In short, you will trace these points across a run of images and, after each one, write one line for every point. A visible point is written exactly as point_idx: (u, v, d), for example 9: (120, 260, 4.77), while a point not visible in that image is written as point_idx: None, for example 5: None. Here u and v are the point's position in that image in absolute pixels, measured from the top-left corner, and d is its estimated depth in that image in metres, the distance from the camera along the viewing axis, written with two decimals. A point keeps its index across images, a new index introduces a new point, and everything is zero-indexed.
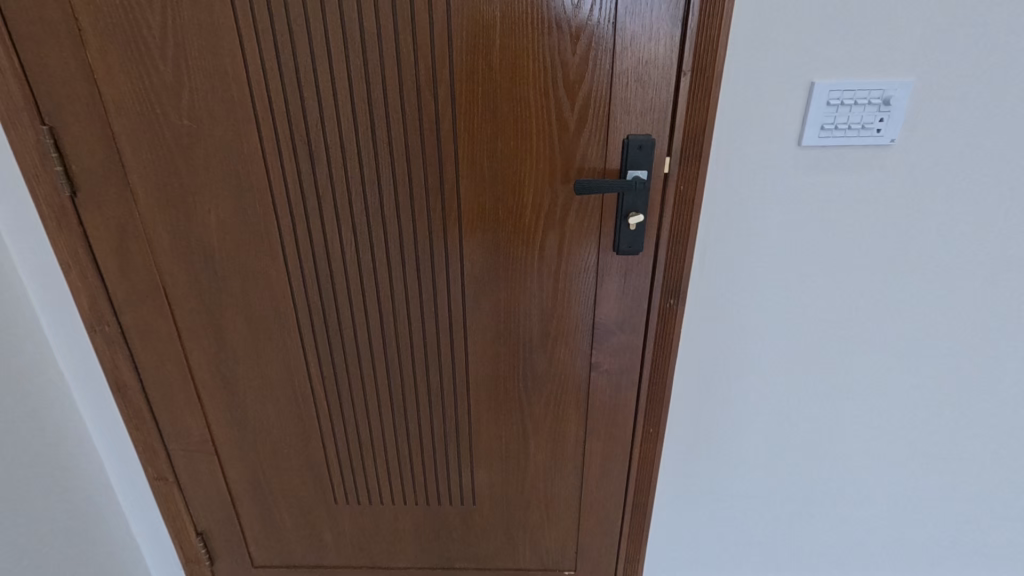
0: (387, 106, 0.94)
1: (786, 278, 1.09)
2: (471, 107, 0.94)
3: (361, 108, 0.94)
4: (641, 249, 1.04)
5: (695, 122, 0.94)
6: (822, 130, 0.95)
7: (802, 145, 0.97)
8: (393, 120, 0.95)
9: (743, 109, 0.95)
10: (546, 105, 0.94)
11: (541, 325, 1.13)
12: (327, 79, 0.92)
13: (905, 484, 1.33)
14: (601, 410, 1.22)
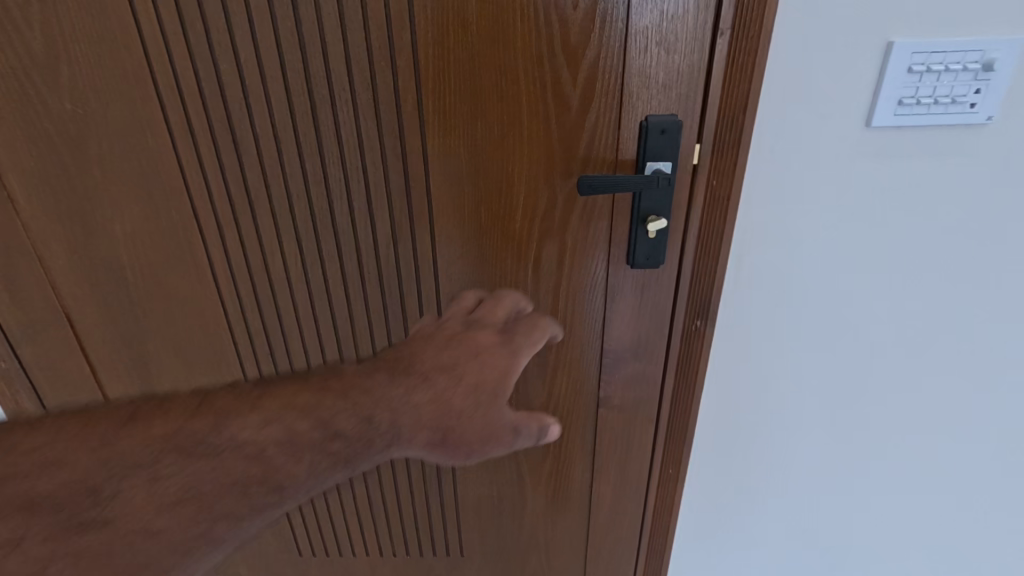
0: (329, 81, 0.71)
1: (835, 291, 0.89)
2: (440, 80, 0.72)
3: (296, 85, 0.71)
4: (663, 260, 0.83)
5: (733, 97, 0.72)
6: (899, 106, 0.74)
7: (871, 125, 0.75)
8: (339, 100, 0.72)
9: (797, 79, 0.73)
10: (538, 78, 0.72)
11: (539, 354, 0.92)
12: (249, 47, 0.69)
13: (952, 516, 1.16)
14: (612, 450, 1.01)
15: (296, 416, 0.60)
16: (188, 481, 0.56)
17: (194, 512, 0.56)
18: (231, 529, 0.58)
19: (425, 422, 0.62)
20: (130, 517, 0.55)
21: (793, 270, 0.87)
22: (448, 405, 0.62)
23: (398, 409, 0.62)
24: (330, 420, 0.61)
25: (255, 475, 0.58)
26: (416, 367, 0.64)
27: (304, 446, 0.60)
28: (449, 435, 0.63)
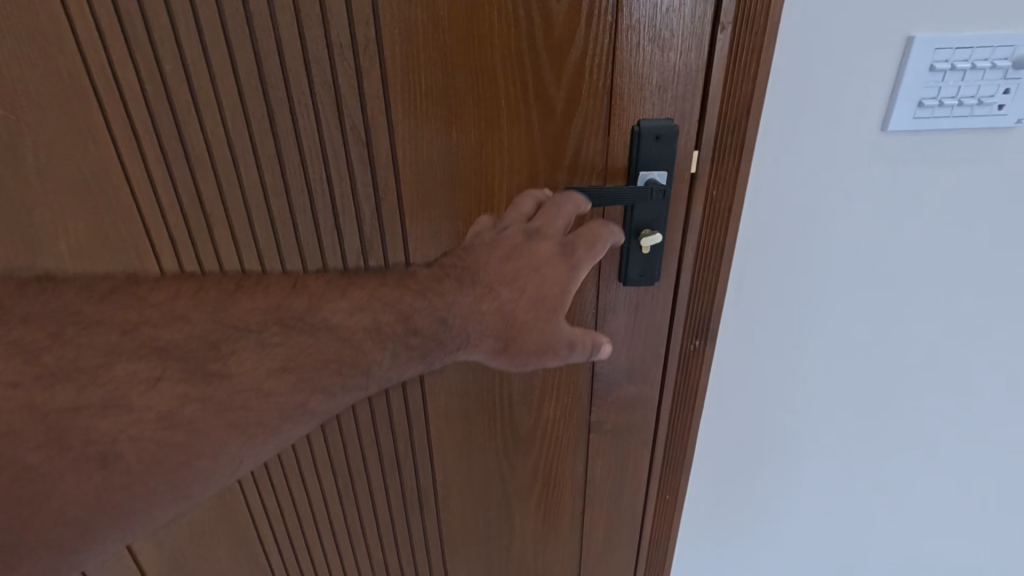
0: (286, 82, 0.64)
1: (843, 308, 0.83)
2: (409, 81, 0.64)
3: (250, 87, 0.64)
4: (659, 277, 0.76)
5: (735, 100, 0.65)
6: (920, 107, 0.67)
7: (887, 129, 0.69)
8: (298, 103, 0.65)
9: (806, 78, 0.66)
10: (519, 80, 0.65)
11: (525, 375, 0.85)
12: (196, 44, 0.62)
13: (960, 539, 1.11)
14: (606, 476, 0.95)
15: (378, 309, 0.59)
16: (288, 356, 0.57)
17: (293, 381, 0.58)
18: (325, 402, 0.59)
19: (487, 329, 0.60)
20: (239, 373, 0.57)
21: (799, 285, 0.81)
22: (511, 317, 0.60)
23: (463, 319, 0.60)
24: (401, 320, 0.59)
25: (333, 360, 0.58)
26: (478, 276, 0.60)
27: (372, 344, 0.58)
28: (509, 344, 0.61)
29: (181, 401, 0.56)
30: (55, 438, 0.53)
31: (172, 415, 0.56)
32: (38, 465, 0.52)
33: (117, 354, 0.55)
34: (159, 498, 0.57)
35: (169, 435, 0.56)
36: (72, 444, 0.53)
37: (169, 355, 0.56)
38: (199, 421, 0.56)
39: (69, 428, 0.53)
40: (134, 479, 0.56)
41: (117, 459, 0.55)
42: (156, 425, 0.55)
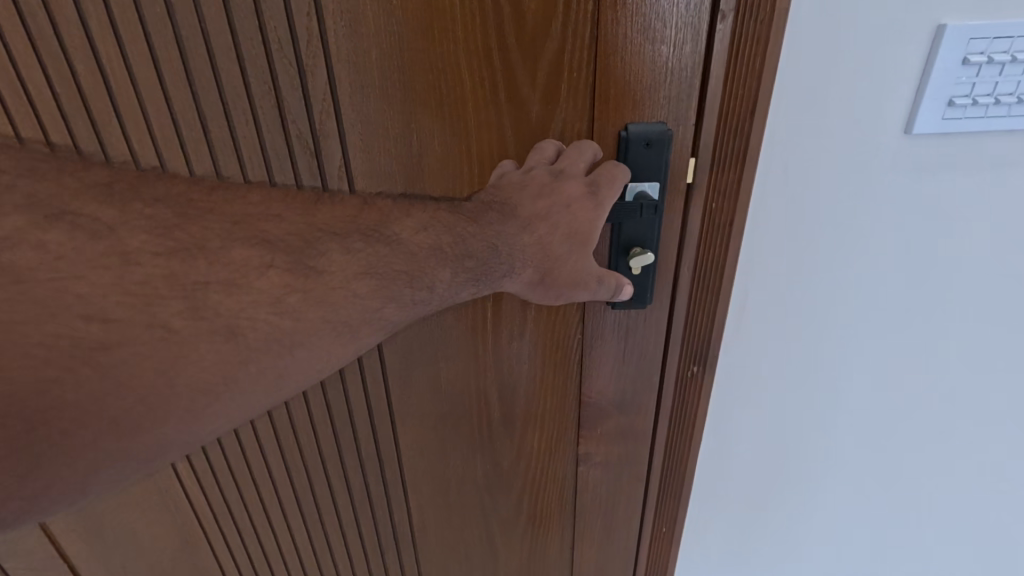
0: (218, 84, 0.54)
1: (855, 331, 0.75)
2: (362, 80, 0.55)
3: (177, 89, 0.54)
4: (651, 299, 0.67)
5: (738, 100, 0.56)
6: (950, 107, 0.58)
7: (911, 132, 0.60)
8: (234, 108, 0.55)
9: (820, 74, 0.57)
10: (487, 81, 0.56)
11: (504, 404, 0.76)
12: (110, 39, 0.51)
13: (973, 568, 1.04)
14: (596, 509, 0.87)
15: (439, 231, 0.51)
16: (371, 261, 0.49)
17: (376, 288, 0.49)
18: (402, 313, 0.51)
19: (531, 261, 0.54)
20: (330, 272, 0.47)
21: (806, 307, 0.72)
22: (547, 250, 0.55)
23: (511, 247, 0.53)
24: (458, 243, 0.52)
25: (406, 273, 0.50)
26: (517, 210, 0.54)
27: (434, 262, 0.51)
28: (547, 277, 0.56)
29: (286, 291, 0.46)
30: (187, 311, 0.44)
31: (279, 305, 0.46)
32: (177, 331, 0.44)
33: (229, 235, 0.45)
34: (270, 382, 0.48)
35: (277, 324, 0.46)
36: (202, 319, 0.44)
37: (271, 245, 0.46)
38: (303, 315, 0.47)
39: (197, 302, 0.44)
40: (253, 358, 0.46)
41: (237, 340, 0.46)
42: (268, 313, 0.46)
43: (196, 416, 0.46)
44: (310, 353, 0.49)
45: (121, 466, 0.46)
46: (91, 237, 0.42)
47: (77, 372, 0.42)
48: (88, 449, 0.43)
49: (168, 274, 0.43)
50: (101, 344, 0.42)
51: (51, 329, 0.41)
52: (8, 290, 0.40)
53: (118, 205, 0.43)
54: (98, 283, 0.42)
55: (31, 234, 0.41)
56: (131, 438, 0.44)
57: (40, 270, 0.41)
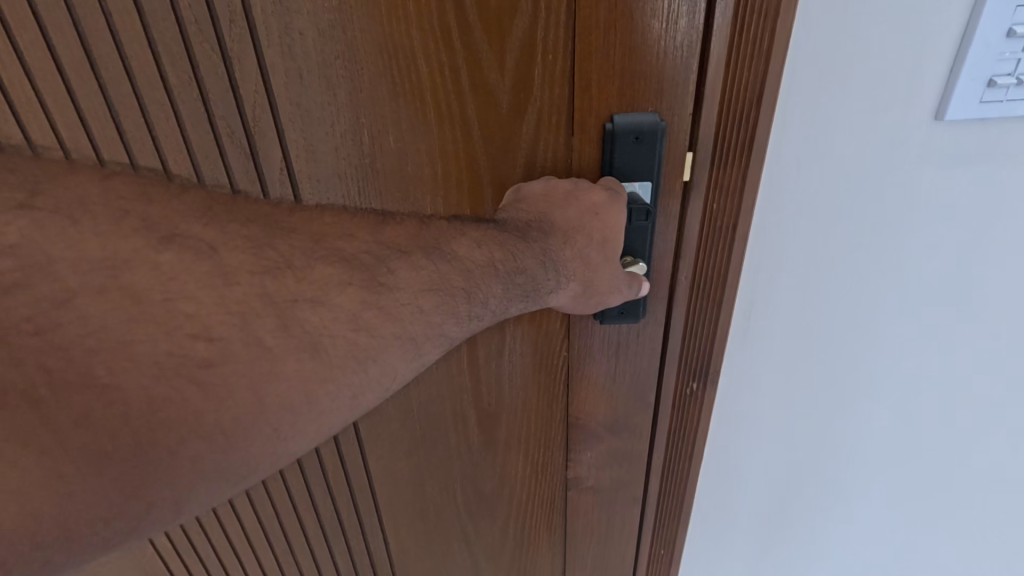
0: (129, 75, 0.44)
1: (869, 341, 0.68)
2: (299, 67, 0.46)
3: (81, 84, 0.44)
4: (644, 312, 0.60)
5: (743, 84, 0.48)
6: (990, 87, 0.51)
7: (942, 118, 0.52)
8: (150, 104, 0.46)
9: (840, 53, 0.49)
10: (447, 67, 0.47)
11: (485, 429, 0.69)
12: None
13: None
14: (589, 534, 0.80)
15: (492, 247, 0.45)
16: (436, 278, 0.42)
17: (440, 304, 0.42)
18: (460, 330, 0.44)
19: (577, 275, 0.49)
20: (399, 289, 0.40)
21: (817, 316, 0.65)
22: (587, 261, 0.49)
23: (559, 261, 0.48)
24: (510, 259, 0.45)
25: (464, 290, 0.43)
26: (552, 224, 0.49)
27: (489, 279, 0.44)
28: (589, 286, 0.50)
29: (363, 309, 0.39)
30: (282, 328, 0.37)
31: (357, 324, 0.39)
32: (273, 347, 0.36)
33: (312, 251, 0.39)
34: (350, 402, 0.40)
35: (355, 342, 0.39)
36: (294, 335, 0.37)
37: (352, 263, 0.39)
38: (380, 332, 0.40)
39: (288, 319, 0.37)
40: (336, 375, 0.39)
41: (322, 358, 0.38)
42: (348, 330, 0.39)
43: (281, 437, 0.38)
44: (386, 368, 0.41)
45: (210, 492, 0.36)
46: (196, 257, 0.36)
47: (184, 395, 0.34)
48: (183, 470, 0.35)
49: (265, 292, 0.36)
50: (210, 365, 0.35)
51: (162, 350, 0.34)
52: (122, 311, 0.34)
53: (218, 223, 0.37)
54: (206, 301, 0.35)
55: (143, 254, 0.35)
56: (225, 454, 0.36)
57: (152, 290, 0.34)
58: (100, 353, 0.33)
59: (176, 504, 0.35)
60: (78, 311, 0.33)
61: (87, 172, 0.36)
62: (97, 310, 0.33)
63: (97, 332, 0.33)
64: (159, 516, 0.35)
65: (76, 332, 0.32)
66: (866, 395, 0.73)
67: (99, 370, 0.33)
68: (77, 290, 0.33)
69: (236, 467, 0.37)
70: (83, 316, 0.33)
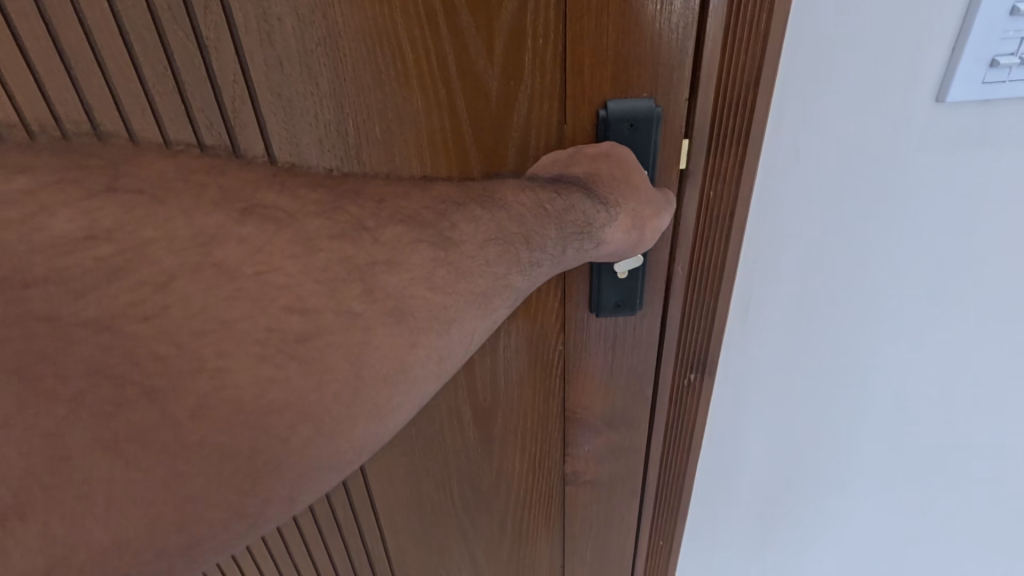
0: (100, 66, 0.42)
1: (866, 330, 0.67)
2: (276, 54, 0.44)
3: (54, 83, 0.42)
4: (641, 303, 0.58)
5: (736, 81, 0.48)
6: (994, 67, 0.50)
7: (943, 100, 0.51)
8: (125, 99, 0.44)
9: (840, 34, 0.47)
10: (434, 53, 0.46)
11: (484, 424, 0.68)
12: None
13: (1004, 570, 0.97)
14: (589, 528, 0.80)
15: (535, 189, 0.44)
16: (493, 227, 0.40)
17: (504, 253, 0.40)
18: (525, 280, 0.42)
19: (623, 204, 0.47)
20: (464, 241, 0.39)
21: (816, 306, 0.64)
22: (627, 188, 0.47)
23: (602, 193, 0.46)
24: (554, 199, 0.44)
25: (521, 235, 0.41)
26: (575, 174, 0.47)
27: (542, 220, 0.43)
28: (636, 215, 0.47)
29: (436, 265, 0.37)
30: (367, 293, 0.35)
31: (433, 282, 0.37)
32: (363, 314, 0.34)
33: (377, 212, 0.38)
34: (435, 369, 0.37)
35: (432, 301, 0.37)
36: (379, 299, 0.35)
37: (415, 221, 0.38)
38: (453, 288, 0.38)
39: (371, 283, 0.35)
40: (423, 338, 0.36)
41: (409, 321, 0.36)
42: (426, 291, 0.36)
43: (382, 413, 0.35)
44: (466, 326, 0.38)
45: (324, 482, 0.34)
46: (276, 225, 0.34)
47: (287, 372, 0.32)
48: (295, 458, 0.32)
49: (348, 257, 0.35)
50: (306, 339, 0.33)
51: (261, 328, 0.32)
52: (221, 288, 0.32)
53: (291, 191, 0.36)
54: (293, 271, 0.33)
55: (228, 230, 0.33)
56: (333, 439, 0.33)
57: (243, 264, 0.32)
58: (207, 335, 0.31)
59: (294, 493, 0.33)
60: (181, 293, 0.31)
61: (154, 154, 0.36)
62: (199, 291, 0.31)
63: (202, 314, 0.31)
64: (276, 506, 0.32)
65: (181, 317, 0.31)
66: (861, 385, 0.72)
67: (207, 353, 0.30)
68: (177, 272, 0.31)
69: (345, 455, 0.34)
70: (184, 297, 0.31)
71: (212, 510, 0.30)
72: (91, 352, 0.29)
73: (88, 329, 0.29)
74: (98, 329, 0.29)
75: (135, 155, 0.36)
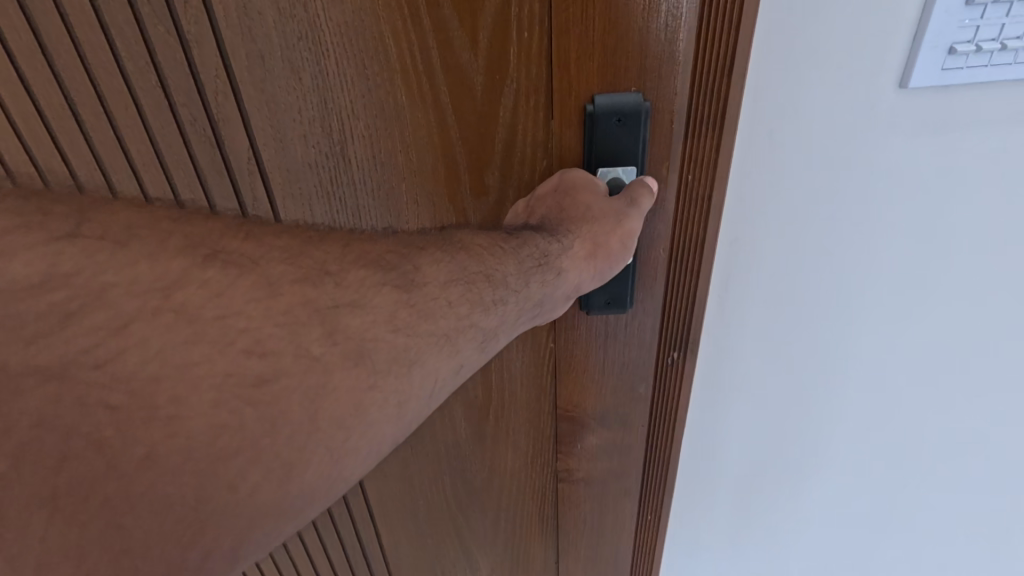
0: (92, 80, 0.43)
1: (852, 323, 0.66)
2: (258, 49, 0.43)
3: (58, 117, 0.44)
4: (631, 302, 0.58)
5: (710, 70, 0.47)
6: (949, 56, 0.49)
7: (907, 86, 0.50)
8: (115, 106, 0.44)
9: (817, 21, 0.47)
10: (418, 49, 0.45)
11: (475, 420, 0.67)
12: None
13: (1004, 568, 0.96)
14: (580, 524, 0.79)
15: (491, 234, 0.44)
16: (455, 270, 0.40)
17: (466, 293, 0.40)
18: (490, 318, 0.41)
19: (578, 231, 0.47)
20: (427, 284, 0.39)
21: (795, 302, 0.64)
22: (579, 218, 0.47)
23: (558, 231, 0.47)
24: (512, 238, 0.45)
25: (482, 274, 0.41)
26: (539, 216, 0.49)
27: (501, 258, 0.43)
28: (597, 243, 0.47)
29: (399, 307, 0.37)
30: (328, 336, 0.35)
31: (396, 323, 0.37)
32: (322, 358, 0.34)
33: (342, 256, 0.37)
34: (395, 411, 0.37)
35: (395, 343, 0.37)
36: (340, 342, 0.35)
37: (380, 264, 0.38)
38: (416, 330, 0.38)
39: (334, 327, 0.35)
40: (382, 381, 0.36)
41: (368, 364, 0.36)
42: (387, 332, 0.36)
43: (337, 455, 0.35)
44: (429, 370, 0.38)
45: (268, 533, 0.34)
46: (239, 271, 0.34)
47: (241, 418, 0.32)
48: (242, 508, 0.32)
49: (308, 300, 0.35)
50: (263, 383, 0.33)
51: (218, 373, 0.32)
52: (179, 332, 0.32)
53: (257, 239, 0.36)
54: (255, 315, 0.33)
55: (191, 274, 0.33)
56: (284, 484, 0.33)
57: (204, 308, 0.33)
58: (161, 381, 0.31)
59: (235, 548, 0.33)
60: (138, 336, 0.31)
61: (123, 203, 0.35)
62: (157, 335, 0.32)
63: (156, 359, 0.31)
64: (219, 559, 0.33)
65: (137, 361, 0.31)
66: (849, 380, 0.72)
67: (160, 399, 0.31)
68: (134, 314, 0.32)
69: (289, 505, 0.34)
70: (142, 341, 0.31)
71: (150, 566, 0.31)
72: (31, 405, 0.30)
73: (33, 379, 0.30)
74: (45, 378, 0.30)
75: (99, 203, 0.35)
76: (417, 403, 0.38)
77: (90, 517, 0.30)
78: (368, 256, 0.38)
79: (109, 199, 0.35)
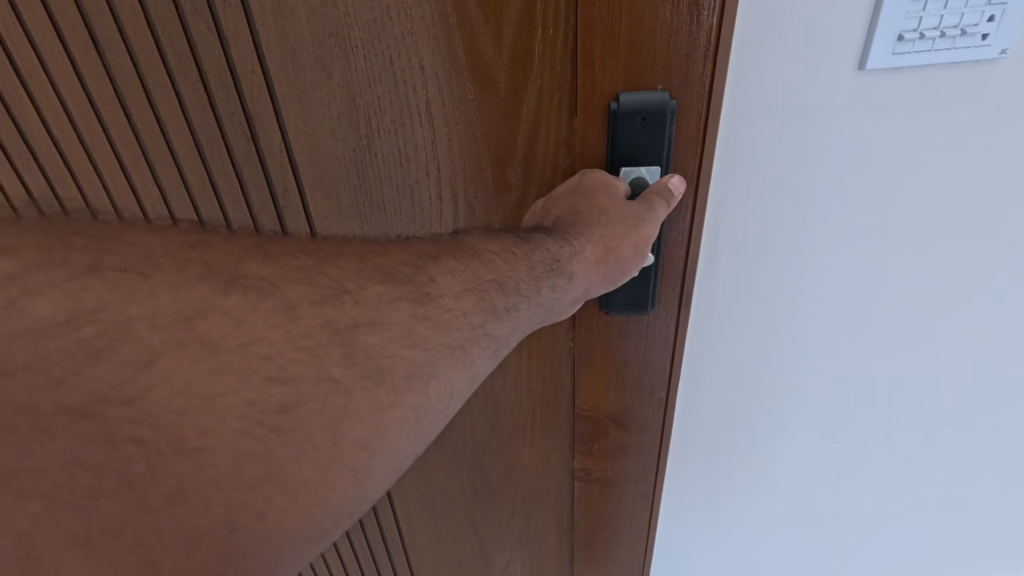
0: (139, 73, 0.44)
1: (870, 321, 0.65)
2: (290, 45, 0.45)
3: (111, 111, 0.46)
4: (653, 303, 0.57)
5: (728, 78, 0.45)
6: (894, 43, 0.48)
7: (864, 69, 0.49)
8: (163, 108, 0.46)
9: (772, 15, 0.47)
10: (443, 44, 0.45)
11: (494, 419, 0.69)
12: (47, 27, 0.42)
13: None
14: (596, 524, 0.79)
15: (502, 237, 0.45)
16: (469, 279, 0.40)
17: (479, 303, 0.40)
18: (503, 327, 0.41)
19: (589, 234, 0.46)
20: (442, 295, 0.39)
21: (812, 300, 0.62)
22: (589, 220, 0.47)
23: (569, 233, 0.46)
24: (523, 243, 0.44)
25: (494, 280, 0.41)
26: (553, 215, 0.49)
27: (512, 262, 0.43)
28: (608, 246, 0.46)
29: (415, 321, 0.38)
30: (347, 356, 0.36)
31: (413, 338, 0.37)
32: (344, 380, 0.35)
33: (357, 273, 0.38)
34: (415, 427, 0.37)
35: (411, 358, 0.37)
36: (360, 362, 0.36)
37: (396, 278, 0.38)
38: (431, 344, 0.38)
39: (352, 346, 0.36)
40: (401, 399, 0.37)
41: (389, 382, 0.36)
42: (404, 347, 0.37)
43: (360, 478, 0.36)
44: (445, 383, 0.38)
45: (298, 556, 0.35)
46: (260, 295, 0.35)
47: (265, 445, 0.34)
48: (271, 534, 0.34)
49: (327, 321, 0.36)
50: (285, 410, 0.34)
51: (242, 403, 0.34)
52: (204, 362, 0.33)
53: (273, 259, 0.37)
54: (276, 341, 0.35)
55: (212, 302, 0.34)
56: (309, 510, 0.35)
57: (226, 336, 0.34)
58: (187, 414, 0.33)
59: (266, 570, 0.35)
60: (164, 370, 0.33)
61: (142, 229, 0.37)
62: (182, 368, 0.33)
63: (182, 393, 0.33)
64: None
65: (163, 395, 0.33)
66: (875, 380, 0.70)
67: (188, 432, 0.33)
68: (159, 347, 0.33)
69: (316, 529, 0.35)
70: (167, 376, 0.33)
71: None
72: (70, 443, 0.32)
73: (65, 417, 0.32)
74: (76, 417, 0.32)
75: (122, 230, 0.36)
76: (436, 416, 0.38)
77: (123, 549, 0.33)
78: (383, 266, 0.39)
79: (127, 224, 0.37)
